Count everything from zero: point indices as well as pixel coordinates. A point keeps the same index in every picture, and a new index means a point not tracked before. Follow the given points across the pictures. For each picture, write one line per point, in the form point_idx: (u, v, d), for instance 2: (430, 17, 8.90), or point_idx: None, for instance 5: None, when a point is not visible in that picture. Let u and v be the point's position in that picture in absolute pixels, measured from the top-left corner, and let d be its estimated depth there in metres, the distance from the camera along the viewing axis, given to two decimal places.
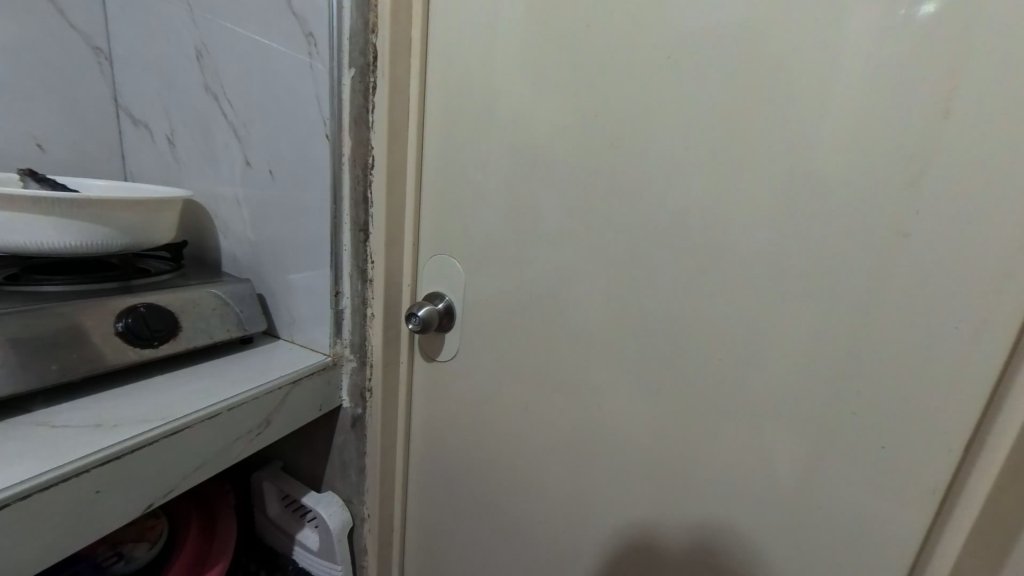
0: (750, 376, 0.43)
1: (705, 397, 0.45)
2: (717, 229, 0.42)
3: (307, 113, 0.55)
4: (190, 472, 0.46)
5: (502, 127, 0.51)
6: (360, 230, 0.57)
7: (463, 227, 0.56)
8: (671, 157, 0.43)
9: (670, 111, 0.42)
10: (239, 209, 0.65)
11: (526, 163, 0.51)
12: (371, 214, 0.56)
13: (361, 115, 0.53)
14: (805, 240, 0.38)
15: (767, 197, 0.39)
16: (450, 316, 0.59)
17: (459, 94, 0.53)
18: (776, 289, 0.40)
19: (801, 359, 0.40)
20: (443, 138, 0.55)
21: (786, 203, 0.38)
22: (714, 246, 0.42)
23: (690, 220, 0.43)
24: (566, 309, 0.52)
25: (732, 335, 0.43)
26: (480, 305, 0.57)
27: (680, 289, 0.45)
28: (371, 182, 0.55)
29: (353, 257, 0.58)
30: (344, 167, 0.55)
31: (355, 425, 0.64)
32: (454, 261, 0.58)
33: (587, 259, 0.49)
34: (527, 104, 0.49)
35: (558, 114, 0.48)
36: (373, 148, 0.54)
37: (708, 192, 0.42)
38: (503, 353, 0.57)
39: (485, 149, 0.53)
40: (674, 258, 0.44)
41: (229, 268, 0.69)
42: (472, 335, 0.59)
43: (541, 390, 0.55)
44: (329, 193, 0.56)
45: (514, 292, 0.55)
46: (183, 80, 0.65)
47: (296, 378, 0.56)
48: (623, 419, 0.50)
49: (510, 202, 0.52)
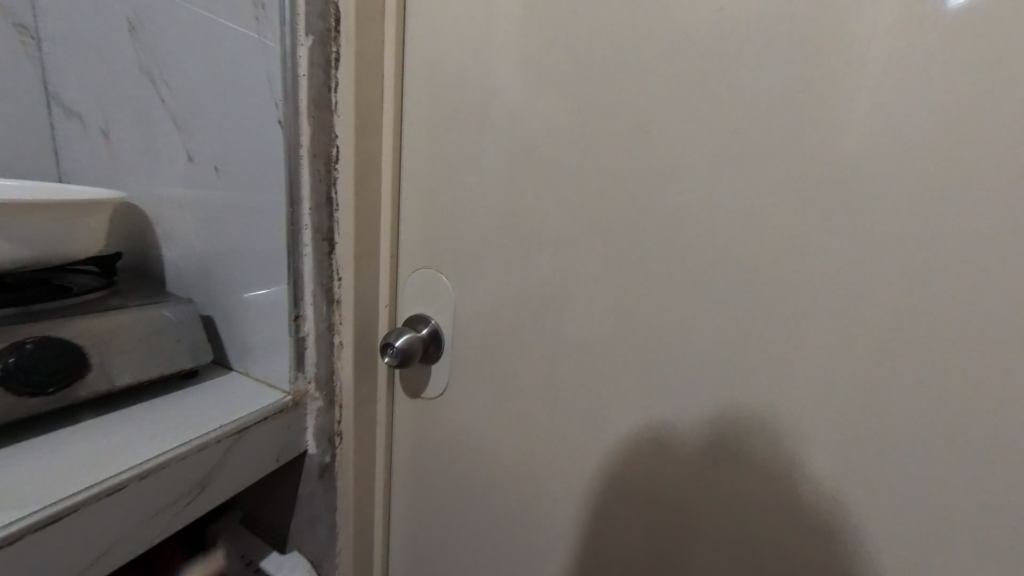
0: (841, 441, 0.31)
1: (768, 462, 0.33)
2: (790, 234, 0.30)
3: (257, 95, 0.45)
4: (84, 568, 0.34)
5: (498, 112, 0.40)
6: (323, 239, 0.46)
7: (452, 235, 0.46)
8: (726, 140, 0.31)
9: (715, 80, 0.31)
10: (182, 214, 0.54)
11: (527, 154, 0.40)
12: (337, 220, 0.45)
13: (322, 95, 0.42)
14: (925, 254, 0.27)
15: (869, 191, 0.28)
16: (436, 345, 0.48)
17: (443, 70, 0.43)
18: (876, 323, 0.28)
19: (914, 421, 0.28)
20: (426, 126, 0.45)
21: (898, 199, 0.27)
22: (777, 261, 0.31)
23: (745, 227, 0.32)
24: (574, 338, 0.41)
25: (808, 383, 0.31)
26: (472, 330, 0.47)
27: (730, 318, 0.33)
28: (336, 179, 0.44)
29: (316, 272, 0.46)
30: (302, 162, 0.44)
31: (324, 476, 0.52)
32: (442, 277, 0.47)
33: (603, 277, 0.38)
34: (525, 79, 0.39)
35: (564, 91, 0.37)
36: (338, 137, 0.44)
37: (778, 186, 0.30)
38: (501, 390, 0.46)
39: (476, 138, 0.42)
40: (722, 277, 0.33)
41: (173, 285, 0.57)
42: (463, 367, 0.48)
43: (547, 438, 0.44)
44: (284, 194, 0.45)
45: (513, 315, 0.44)
46: (115, 58, 0.54)
47: (242, 427, 0.45)
48: (652, 483, 0.39)
49: (509, 203, 0.42)
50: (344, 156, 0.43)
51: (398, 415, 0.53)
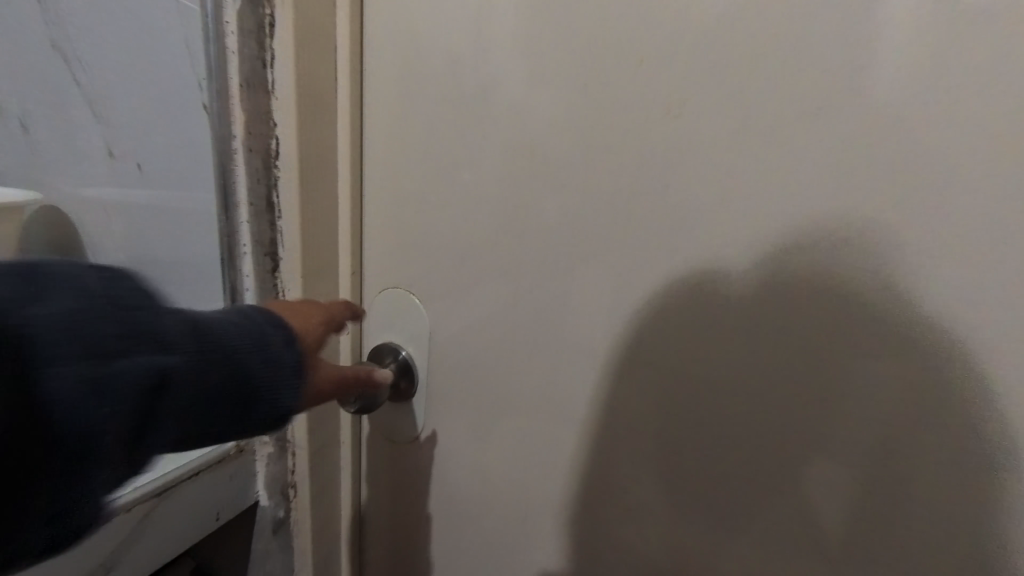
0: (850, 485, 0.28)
1: (780, 513, 0.30)
2: (807, 258, 0.26)
3: (179, 74, 0.36)
4: None
5: (483, 100, 0.33)
6: (264, 254, 0.36)
7: (425, 249, 0.37)
8: (751, 144, 0.27)
9: (739, 71, 0.26)
10: (108, 220, 0.45)
11: (522, 154, 0.32)
12: (280, 230, 0.36)
13: (255, 72, 0.33)
14: (955, 286, 0.24)
15: (901, 212, 0.24)
16: (407, 379, 0.41)
17: (411, 43, 0.34)
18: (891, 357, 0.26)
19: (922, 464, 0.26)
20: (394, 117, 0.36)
21: (933, 224, 0.24)
22: (794, 287, 0.27)
23: (765, 246, 0.27)
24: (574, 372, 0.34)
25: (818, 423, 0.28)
26: (453, 363, 0.39)
27: (744, 350, 0.29)
28: (277, 179, 0.35)
29: (257, 295, 0.37)
30: (235, 158, 0.35)
31: (278, 532, 0.44)
32: (414, 300, 0.39)
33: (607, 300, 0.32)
34: (514, 59, 0.31)
35: (562, 75, 0.30)
36: (276, 126, 0.34)
37: (805, 201, 0.26)
38: (489, 434, 0.39)
39: (456, 133, 0.34)
40: (740, 304, 0.28)
41: None
42: (442, 406, 0.40)
43: (541, 487, 0.38)
44: (216, 198, 0.36)
45: (504, 346, 0.36)
46: (21, 31, 0.45)
47: (161, 489, 0.35)
48: (660, 537, 0.34)
49: (496, 213, 0.34)
50: (285, 151, 0.34)
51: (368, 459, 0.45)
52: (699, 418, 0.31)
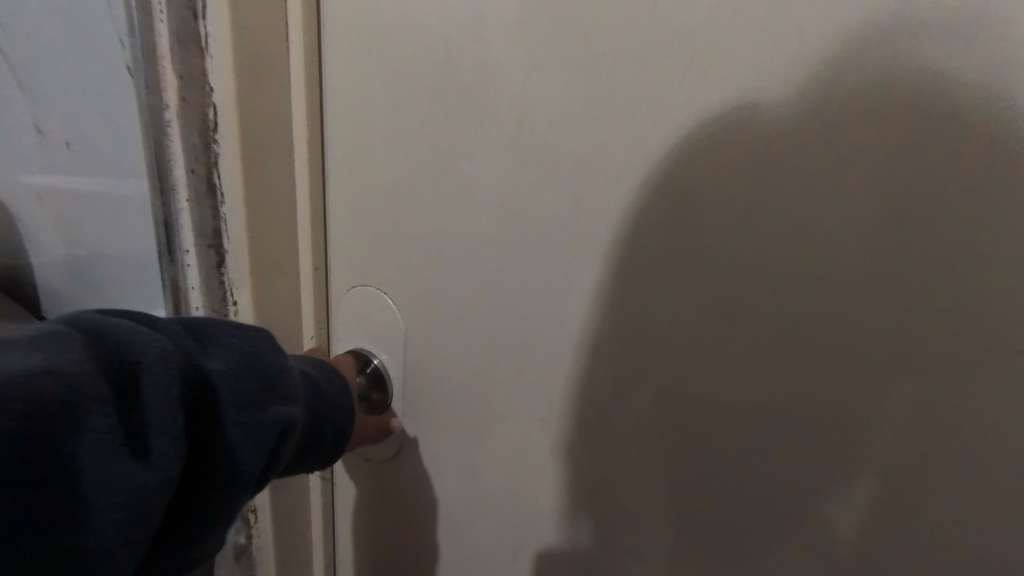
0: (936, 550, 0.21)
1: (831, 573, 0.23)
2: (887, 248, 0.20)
3: (102, 33, 0.30)
4: None
5: (462, 60, 0.27)
6: (207, 247, 0.31)
7: (398, 241, 0.32)
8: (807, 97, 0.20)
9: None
10: (46, 208, 0.40)
11: (510, 126, 0.27)
12: (223, 218, 0.30)
13: (183, 25, 0.27)
14: None
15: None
16: (381, 388, 0.36)
17: None
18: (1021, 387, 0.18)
19: None
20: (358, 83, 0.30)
21: None
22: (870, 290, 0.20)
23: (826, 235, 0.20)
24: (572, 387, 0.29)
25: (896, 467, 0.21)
26: (433, 372, 0.34)
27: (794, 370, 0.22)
28: (215, 156, 0.29)
29: (203, 295, 0.32)
30: (170, 134, 0.30)
31: (239, 560, 0.39)
32: (388, 300, 0.34)
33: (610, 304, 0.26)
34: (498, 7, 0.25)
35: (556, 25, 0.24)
36: (211, 91, 0.28)
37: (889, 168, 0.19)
38: (474, 453, 0.34)
39: (431, 102, 0.29)
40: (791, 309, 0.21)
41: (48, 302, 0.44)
42: (422, 421, 0.35)
43: (533, 516, 0.32)
44: (154, 182, 0.31)
45: (490, 354, 0.31)
46: None
47: None
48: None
49: (480, 198, 0.29)
50: (223, 123, 0.28)
51: (341, 478, 0.40)
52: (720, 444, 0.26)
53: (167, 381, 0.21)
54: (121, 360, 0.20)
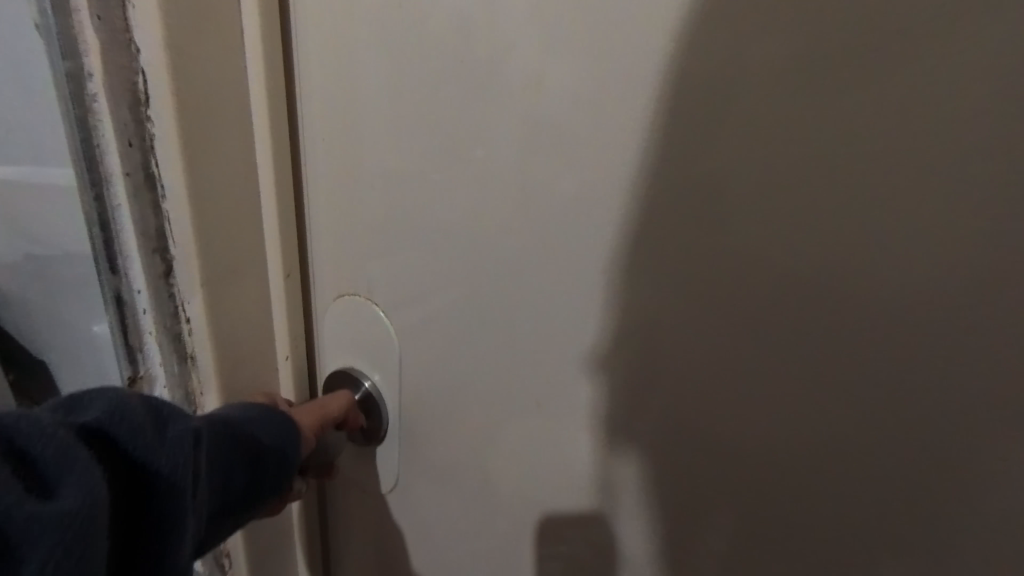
0: None
1: None
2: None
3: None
4: None
5: (461, 6, 0.21)
6: (152, 253, 0.25)
7: (386, 241, 0.26)
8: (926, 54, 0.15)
9: None
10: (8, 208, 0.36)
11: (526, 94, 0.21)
12: (166, 218, 0.24)
13: None
14: None
15: None
16: (376, 414, 0.30)
17: None
18: None
19: None
20: (333, 45, 0.24)
21: None
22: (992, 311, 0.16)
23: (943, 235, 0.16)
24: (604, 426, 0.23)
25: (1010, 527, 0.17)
26: (435, 399, 0.28)
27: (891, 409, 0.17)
28: (152, 139, 0.23)
29: (151, 309, 0.27)
30: (95, 111, 0.24)
31: None
32: (377, 312, 0.28)
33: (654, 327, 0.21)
34: None
35: None
36: (138, 51, 0.22)
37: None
38: (486, 492, 0.29)
39: (423, 67, 0.22)
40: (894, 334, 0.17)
41: (31, 308, 0.41)
42: (424, 453, 0.30)
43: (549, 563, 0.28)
44: (81, 173, 0.25)
45: (504, 381, 0.26)
46: None
47: None
48: None
49: (491, 190, 0.23)
50: (156, 97, 0.22)
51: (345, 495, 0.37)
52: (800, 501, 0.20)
53: (99, 481, 0.18)
54: (31, 462, 0.18)
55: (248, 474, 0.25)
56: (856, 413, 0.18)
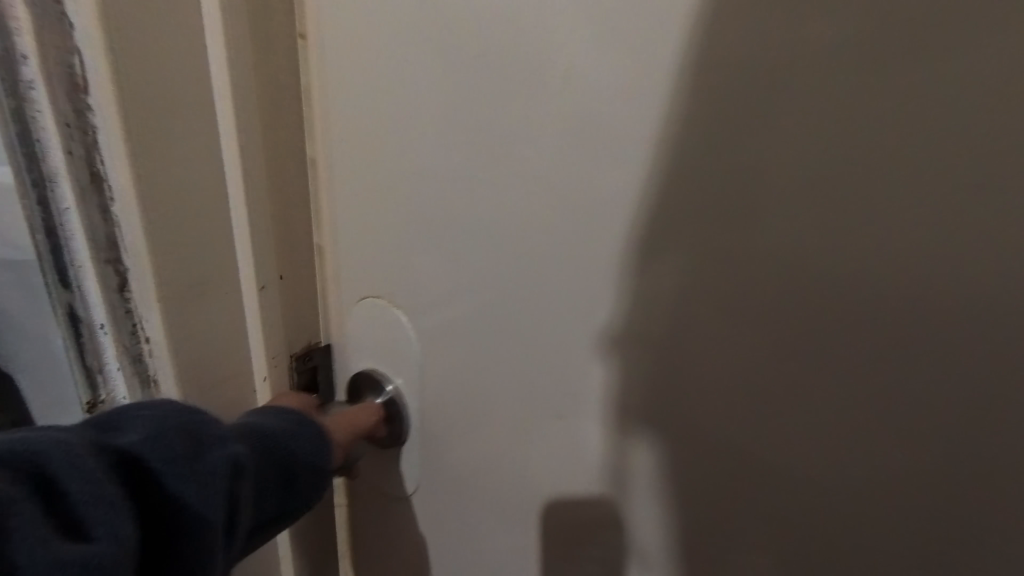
0: None
1: None
2: None
3: None
4: None
5: None
6: (104, 266, 0.22)
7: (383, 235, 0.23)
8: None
9: None
10: None
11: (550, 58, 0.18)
12: (116, 225, 0.21)
13: None
14: None
15: None
16: (399, 430, 0.27)
17: None
18: None
19: None
20: (321, 6, 0.21)
21: None
22: None
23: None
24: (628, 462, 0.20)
25: None
26: (449, 405, 0.25)
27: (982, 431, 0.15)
28: (94, 134, 0.20)
29: (109, 328, 0.24)
30: (34, 105, 0.20)
31: None
32: (396, 313, 0.25)
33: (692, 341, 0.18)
34: None
35: None
36: (72, 29, 0.19)
37: None
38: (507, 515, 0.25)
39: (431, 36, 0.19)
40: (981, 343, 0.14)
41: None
42: (438, 465, 0.27)
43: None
44: (25, 179, 0.22)
45: (522, 399, 0.23)
46: None
47: None
48: None
49: (516, 176, 0.19)
50: (94, 68, 0.19)
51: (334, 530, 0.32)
52: (899, 524, 0.17)
53: (127, 523, 0.17)
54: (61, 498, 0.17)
55: (280, 501, 0.23)
56: (962, 419, 0.15)
